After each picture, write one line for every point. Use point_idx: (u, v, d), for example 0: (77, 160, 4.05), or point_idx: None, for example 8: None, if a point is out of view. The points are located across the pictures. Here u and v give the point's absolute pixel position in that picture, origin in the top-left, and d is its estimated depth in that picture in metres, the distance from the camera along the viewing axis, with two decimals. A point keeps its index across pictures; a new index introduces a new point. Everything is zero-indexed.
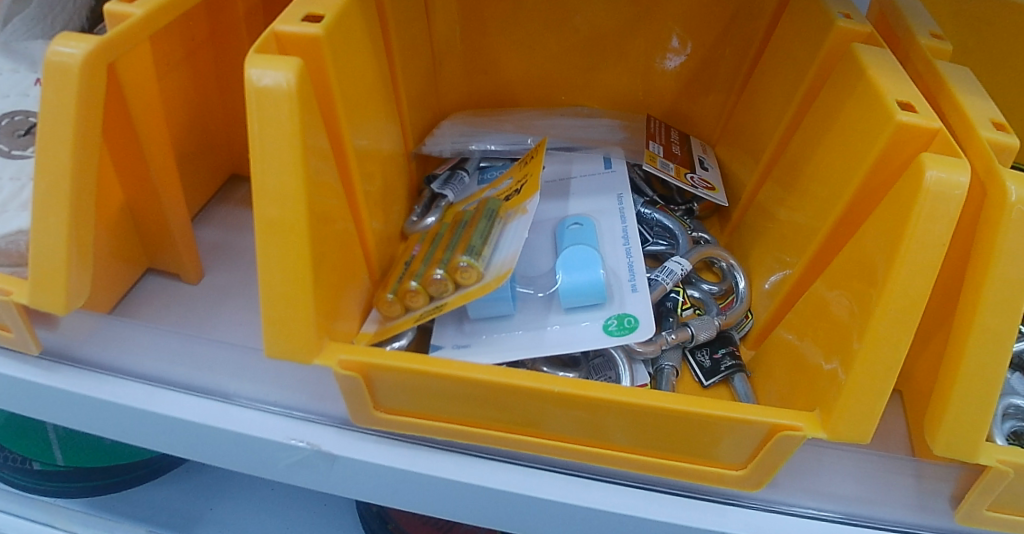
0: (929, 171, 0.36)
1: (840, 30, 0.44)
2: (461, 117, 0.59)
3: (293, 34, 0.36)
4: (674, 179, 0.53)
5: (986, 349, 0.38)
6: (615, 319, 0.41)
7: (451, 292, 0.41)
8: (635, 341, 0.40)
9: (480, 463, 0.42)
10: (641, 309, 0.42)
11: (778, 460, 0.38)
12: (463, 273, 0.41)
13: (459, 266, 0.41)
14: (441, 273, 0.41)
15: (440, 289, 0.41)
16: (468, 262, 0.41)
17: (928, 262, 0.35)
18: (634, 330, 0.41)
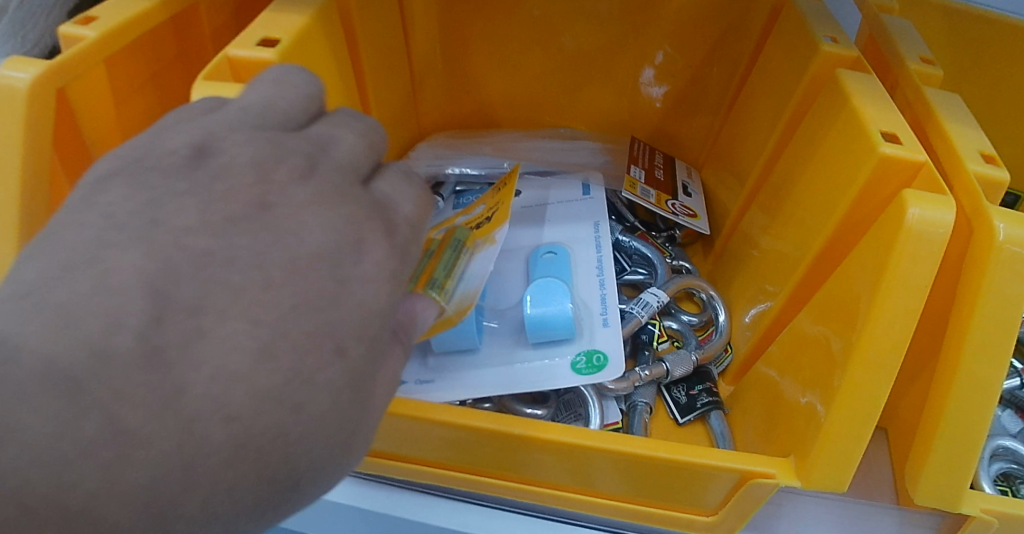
0: (912, 208, 0.34)
1: (825, 54, 0.42)
2: (439, 139, 0.58)
3: (246, 58, 0.35)
4: (655, 206, 0.51)
5: (972, 394, 0.36)
6: (584, 356, 0.40)
7: None
8: (603, 380, 0.39)
9: (446, 502, 0.41)
10: (611, 345, 0.41)
11: (751, 508, 0.37)
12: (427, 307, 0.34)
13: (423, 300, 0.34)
14: None
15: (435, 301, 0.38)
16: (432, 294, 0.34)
17: (910, 306, 0.34)
18: (603, 368, 0.39)
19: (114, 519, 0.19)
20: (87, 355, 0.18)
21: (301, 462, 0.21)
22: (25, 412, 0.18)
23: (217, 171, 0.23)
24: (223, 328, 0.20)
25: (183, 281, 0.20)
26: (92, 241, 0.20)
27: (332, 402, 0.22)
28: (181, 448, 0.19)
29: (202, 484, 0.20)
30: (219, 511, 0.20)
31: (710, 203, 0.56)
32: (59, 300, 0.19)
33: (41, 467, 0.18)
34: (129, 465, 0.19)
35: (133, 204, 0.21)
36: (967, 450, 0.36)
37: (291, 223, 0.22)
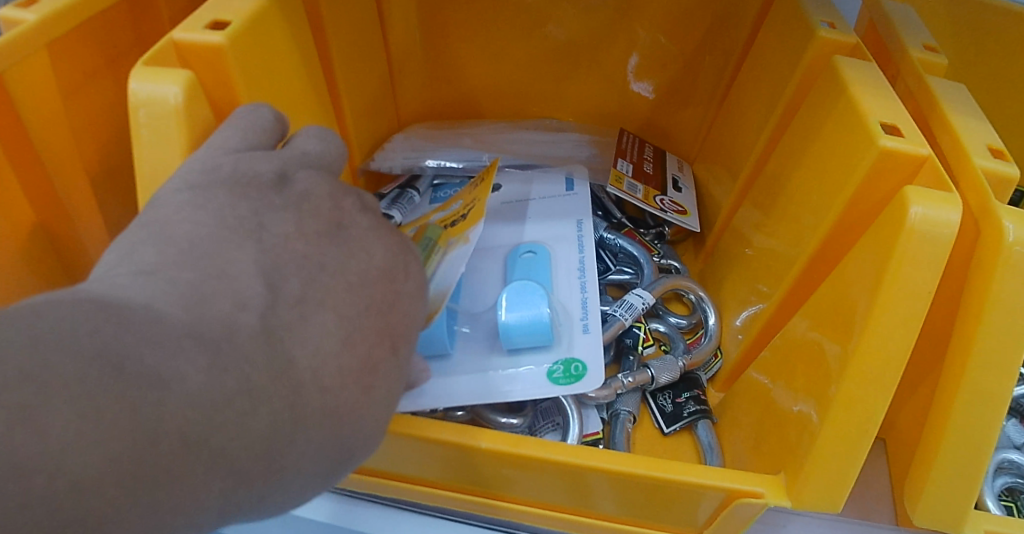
0: (914, 207, 0.31)
1: (821, 41, 0.40)
2: (417, 130, 0.55)
3: (192, 43, 0.32)
4: (642, 202, 0.49)
5: (976, 410, 0.33)
6: (560, 365, 0.38)
7: None
8: (580, 392, 0.37)
9: (412, 517, 0.39)
10: (590, 354, 0.38)
11: (737, 527, 0.35)
12: None
13: None
14: None
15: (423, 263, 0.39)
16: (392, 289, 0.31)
17: (911, 314, 0.31)
18: (580, 379, 0.37)
19: (239, 465, 0.22)
20: (223, 322, 0.23)
21: (360, 444, 0.26)
22: (181, 359, 0.21)
23: (296, 195, 0.28)
24: (320, 315, 0.25)
25: (288, 276, 0.25)
26: (210, 239, 0.25)
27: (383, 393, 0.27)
28: (291, 409, 0.23)
29: (299, 444, 0.24)
30: (302, 473, 0.24)
31: (701, 199, 0.54)
32: (195, 280, 0.23)
33: (195, 411, 0.21)
34: (257, 414, 0.22)
35: (241, 211, 0.26)
36: (972, 469, 0.34)
37: (361, 242, 0.28)
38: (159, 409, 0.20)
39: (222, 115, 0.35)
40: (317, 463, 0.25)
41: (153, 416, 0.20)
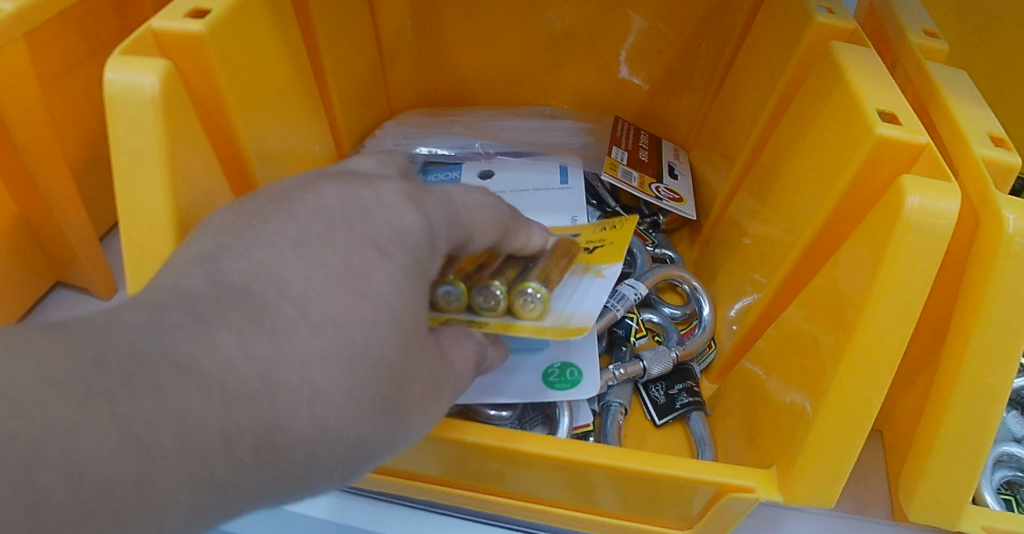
0: (910, 197, 0.30)
1: (818, 26, 0.39)
2: (410, 116, 0.54)
3: (172, 31, 0.32)
4: (636, 190, 0.48)
5: (976, 404, 0.33)
6: (556, 368, 0.37)
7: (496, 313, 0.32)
8: (575, 397, 0.36)
9: (395, 510, 0.39)
10: (586, 359, 0.38)
11: (729, 522, 0.35)
12: (489, 298, 0.32)
13: (491, 291, 0.32)
14: (499, 289, 0.32)
15: (444, 302, 0.32)
16: (500, 288, 0.32)
17: (907, 308, 0.30)
18: (577, 384, 0.37)
19: (212, 379, 0.19)
20: (161, 284, 0.21)
21: (387, 357, 0.23)
22: (123, 313, 0.20)
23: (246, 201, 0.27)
24: (266, 247, 0.22)
25: (230, 236, 0.23)
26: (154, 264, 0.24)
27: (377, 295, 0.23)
28: (259, 323, 0.20)
29: (289, 361, 0.21)
30: (300, 395, 0.21)
31: (697, 187, 0.53)
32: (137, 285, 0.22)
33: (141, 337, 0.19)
34: (219, 332, 0.20)
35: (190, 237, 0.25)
36: (969, 461, 0.33)
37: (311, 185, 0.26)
38: (101, 338, 0.18)
39: (202, 103, 0.34)
40: (342, 387, 0.21)
41: (98, 344, 0.18)
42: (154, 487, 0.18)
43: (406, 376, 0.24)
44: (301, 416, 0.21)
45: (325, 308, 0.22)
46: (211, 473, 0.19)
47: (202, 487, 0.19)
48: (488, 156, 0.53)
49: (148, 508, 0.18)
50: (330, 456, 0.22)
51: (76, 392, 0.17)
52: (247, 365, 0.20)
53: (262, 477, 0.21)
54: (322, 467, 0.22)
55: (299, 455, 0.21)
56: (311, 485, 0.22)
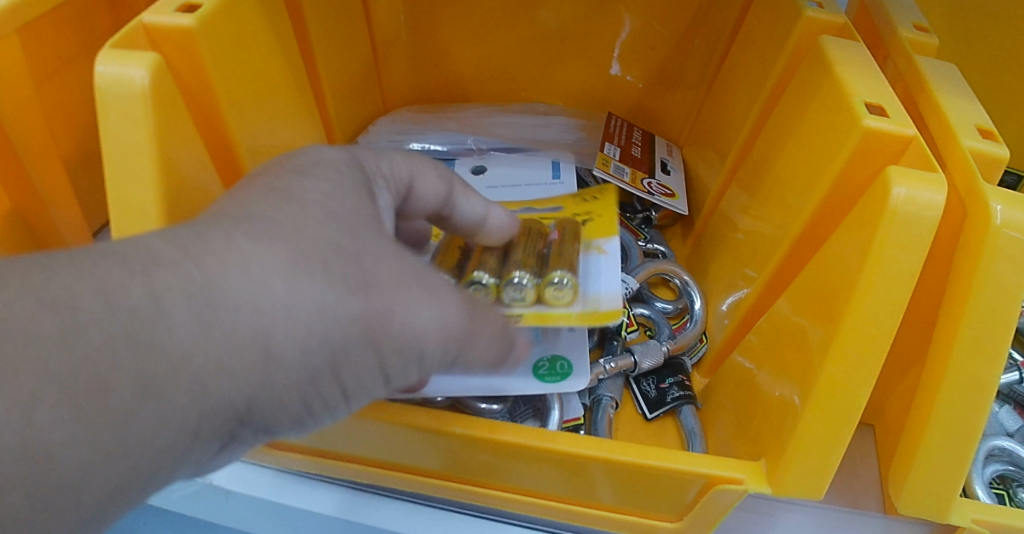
0: (897, 188, 0.30)
1: (808, 21, 0.39)
2: (404, 113, 0.54)
3: (163, 25, 0.32)
4: (629, 186, 0.48)
5: (964, 396, 0.33)
6: (546, 361, 0.37)
7: (524, 305, 0.34)
8: (565, 389, 0.36)
9: (387, 503, 0.39)
10: (577, 352, 0.37)
11: (717, 514, 0.35)
12: (513, 290, 0.33)
13: (512, 282, 0.33)
14: (520, 278, 0.33)
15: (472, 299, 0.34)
16: (522, 279, 0.33)
17: (893, 299, 0.30)
18: (566, 377, 0.36)
19: (138, 255, 0.20)
20: None
21: (325, 235, 0.23)
22: None
23: None
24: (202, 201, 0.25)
25: None
26: None
27: (302, 192, 0.24)
28: (185, 225, 0.22)
29: (216, 237, 0.21)
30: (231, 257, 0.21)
31: (690, 183, 0.53)
32: None
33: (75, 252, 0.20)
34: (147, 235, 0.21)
35: None
36: (958, 451, 0.33)
37: None
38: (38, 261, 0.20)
39: (193, 97, 0.34)
40: (279, 254, 0.22)
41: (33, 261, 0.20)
42: (83, 348, 0.18)
43: (359, 253, 0.23)
44: (238, 280, 0.21)
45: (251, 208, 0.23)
46: (146, 337, 0.19)
47: (139, 353, 0.19)
48: (481, 152, 0.53)
49: (81, 373, 0.18)
50: (288, 328, 0.21)
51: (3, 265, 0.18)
52: (174, 244, 0.21)
53: (212, 349, 0.20)
54: (281, 340, 0.21)
55: (249, 320, 0.21)
56: (279, 370, 0.22)
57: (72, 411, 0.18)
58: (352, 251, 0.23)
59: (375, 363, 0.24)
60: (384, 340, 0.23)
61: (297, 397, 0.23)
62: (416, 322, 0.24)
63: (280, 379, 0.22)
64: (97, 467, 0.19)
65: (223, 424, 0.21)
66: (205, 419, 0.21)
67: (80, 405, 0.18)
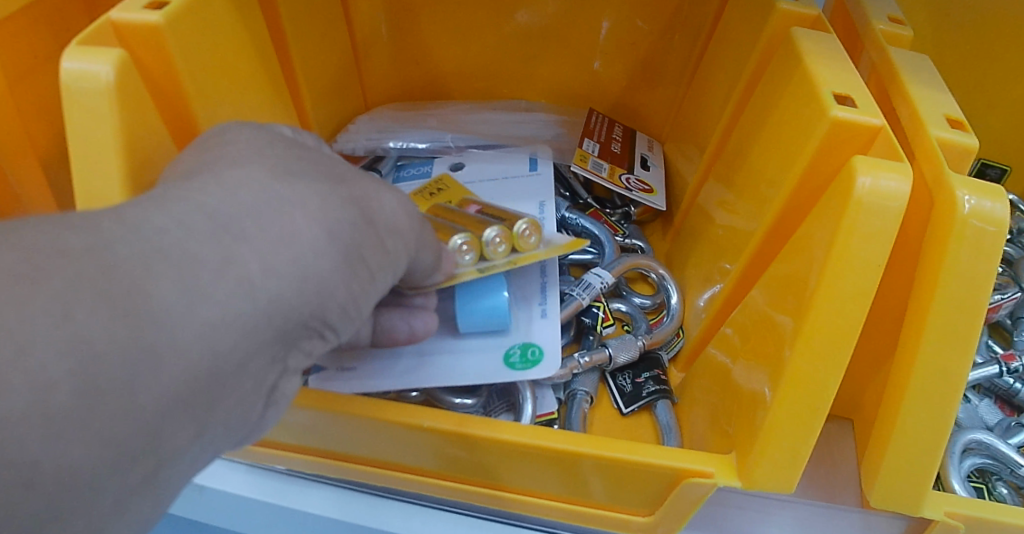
0: (860, 177, 0.30)
1: (781, 13, 0.39)
2: (383, 111, 0.54)
3: (130, 22, 0.32)
4: (605, 181, 0.49)
5: (934, 388, 0.32)
6: (518, 349, 0.38)
7: (504, 254, 0.36)
8: (534, 376, 0.37)
9: (360, 498, 0.39)
10: (547, 339, 0.38)
11: (687, 509, 0.34)
12: (492, 244, 0.36)
13: (491, 236, 0.36)
14: (498, 232, 0.36)
15: (461, 259, 0.35)
16: (499, 231, 0.36)
17: (860, 289, 0.30)
18: (537, 364, 0.37)
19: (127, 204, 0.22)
20: None
21: (288, 156, 0.27)
22: None
23: None
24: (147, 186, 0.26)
25: None
26: None
27: (235, 142, 0.27)
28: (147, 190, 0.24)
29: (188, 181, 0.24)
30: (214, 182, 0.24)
31: (670, 178, 0.53)
32: None
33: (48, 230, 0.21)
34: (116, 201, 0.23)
35: None
36: (929, 442, 0.33)
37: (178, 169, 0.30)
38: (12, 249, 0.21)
39: (161, 93, 0.34)
40: (261, 171, 0.25)
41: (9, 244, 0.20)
42: (113, 255, 0.20)
43: (321, 162, 0.27)
44: (241, 193, 0.24)
45: (214, 156, 0.26)
46: (171, 243, 0.21)
47: (169, 256, 0.21)
48: (460, 149, 0.53)
49: (115, 275, 0.19)
50: (303, 216, 0.24)
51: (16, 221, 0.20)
52: (172, 190, 0.24)
53: (242, 244, 0.22)
54: (303, 228, 0.24)
55: (266, 222, 0.23)
56: (310, 255, 0.24)
57: (113, 310, 0.19)
58: (302, 160, 0.27)
59: (382, 242, 0.27)
60: (376, 218, 0.27)
61: (333, 286, 0.25)
62: (388, 204, 0.28)
63: (311, 266, 0.24)
64: (151, 370, 0.20)
65: (270, 321, 0.23)
66: (253, 316, 0.22)
67: (119, 303, 0.19)
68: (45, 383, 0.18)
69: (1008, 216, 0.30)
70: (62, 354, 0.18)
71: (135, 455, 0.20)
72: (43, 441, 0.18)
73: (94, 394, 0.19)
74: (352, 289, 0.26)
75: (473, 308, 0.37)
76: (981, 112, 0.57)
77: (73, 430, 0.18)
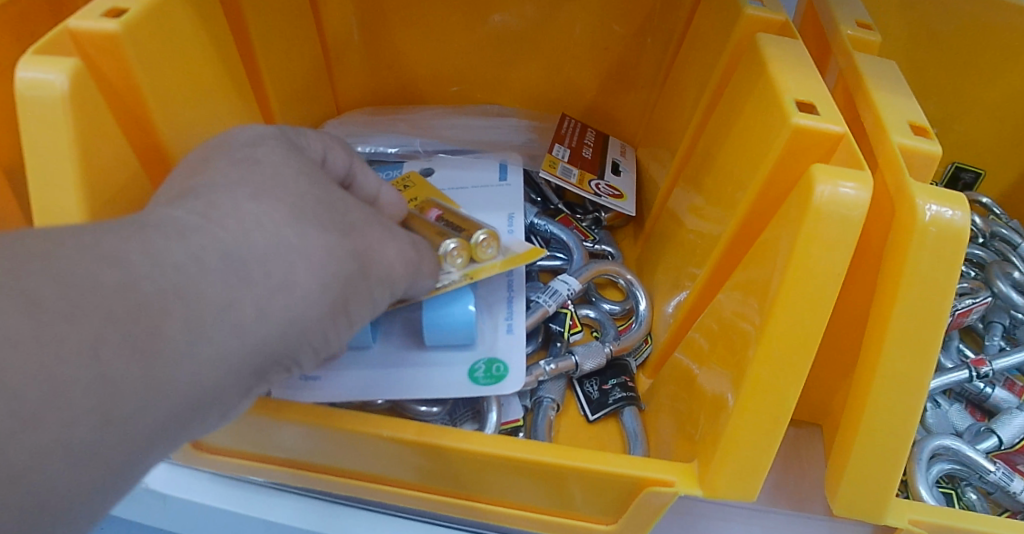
0: (819, 185, 0.30)
1: (749, 19, 0.39)
2: (356, 116, 0.54)
3: (87, 30, 0.32)
4: (575, 187, 0.49)
5: (895, 396, 0.32)
6: (482, 364, 0.37)
7: (461, 266, 0.36)
8: (499, 392, 0.37)
9: (325, 506, 0.39)
10: (513, 355, 0.38)
11: (650, 517, 0.34)
12: (449, 256, 0.36)
13: (449, 248, 0.36)
14: (456, 244, 0.36)
15: None
16: (457, 243, 0.36)
17: (819, 297, 0.30)
18: (501, 380, 0.37)
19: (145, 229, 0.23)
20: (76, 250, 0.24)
21: (308, 192, 0.27)
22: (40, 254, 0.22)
23: None
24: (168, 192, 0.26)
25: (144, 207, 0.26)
26: None
27: (263, 163, 0.28)
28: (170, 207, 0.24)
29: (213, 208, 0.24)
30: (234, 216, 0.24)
31: (643, 183, 0.53)
32: None
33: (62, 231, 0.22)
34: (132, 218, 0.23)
35: None
36: (891, 450, 0.33)
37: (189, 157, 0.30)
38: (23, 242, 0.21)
39: (121, 102, 0.34)
40: (281, 211, 0.25)
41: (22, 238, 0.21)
42: (139, 295, 0.21)
43: (336, 205, 0.28)
44: (256, 235, 0.24)
45: (234, 175, 0.27)
46: (187, 285, 0.22)
47: (186, 295, 0.22)
48: (428, 154, 0.53)
49: (140, 316, 0.21)
50: (303, 269, 0.25)
51: (49, 234, 0.21)
52: (189, 212, 0.24)
53: (247, 290, 0.23)
54: (302, 280, 0.25)
55: (272, 268, 0.24)
56: (303, 306, 0.25)
57: (133, 348, 0.20)
58: (322, 199, 0.27)
59: (369, 293, 0.28)
60: (372, 272, 0.28)
61: (315, 332, 0.26)
62: (388, 257, 0.29)
63: (301, 316, 0.25)
64: (152, 403, 0.21)
65: (253, 361, 0.24)
66: (242, 355, 0.23)
67: (139, 344, 0.21)
68: (72, 419, 0.19)
69: (968, 225, 0.30)
70: (89, 393, 0.20)
71: (127, 472, 0.22)
72: (61, 467, 0.20)
73: (107, 425, 0.20)
74: (332, 333, 0.27)
75: (439, 321, 0.36)
76: (955, 116, 0.57)
77: (87, 455, 0.20)
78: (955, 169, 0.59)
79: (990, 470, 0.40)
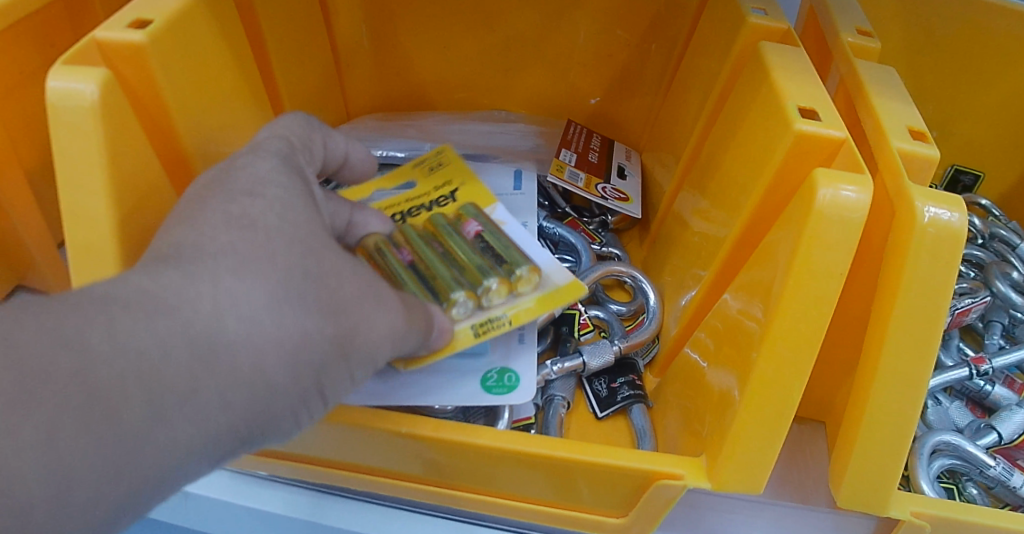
0: (822, 189, 0.31)
1: (751, 26, 0.40)
2: (367, 122, 0.55)
3: (113, 42, 0.33)
4: (582, 190, 0.50)
5: (896, 392, 0.33)
6: (494, 373, 0.38)
7: (501, 300, 0.37)
8: (509, 401, 0.38)
9: (343, 502, 0.40)
10: (524, 365, 0.39)
11: (659, 509, 0.35)
12: (489, 294, 0.37)
13: (489, 287, 0.37)
14: (497, 283, 0.37)
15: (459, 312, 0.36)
16: (497, 283, 0.37)
17: (822, 296, 0.31)
18: (512, 389, 0.38)
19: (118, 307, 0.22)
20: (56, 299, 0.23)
21: (296, 262, 0.26)
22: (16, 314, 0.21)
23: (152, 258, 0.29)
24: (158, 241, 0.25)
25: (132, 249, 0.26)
26: None
27: (263, 223, 0.26)
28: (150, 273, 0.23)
29: (193, 280, 0.23)
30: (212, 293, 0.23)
31: (648, 186, 0.54)
32: None
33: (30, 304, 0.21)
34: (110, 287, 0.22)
35: None
36: (892, 444, 0.34)
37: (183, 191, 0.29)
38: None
39: (145, 110, 0.35)
40: (260, 288, 0.24)
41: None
42: (96, 381, 0.20)
43: (325, 280, 0.26)
44: (229, 314, 0.23)
45: (223, 235, 0.25)
46: (149, 370, 0.21)
47: (146, 385, 0.21)
48: None
49: (96, 405, 0.20)
50: (274, 354, 0.24)
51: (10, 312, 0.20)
52: (168, 284, 0.23)
53: (212, 378, 0.22)
54: (271, 366, 0.24)
55: (243, 355, 0.23)
56: (270, 392, 0.24)
57: (92, 434, 0.20)
58: (312, 272, 0.26)
59: (352, 372, 0.27)
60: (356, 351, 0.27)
61: (285, 415, 0.25)
62: (376, 334, 0.27)
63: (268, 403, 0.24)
64: (108, 489, 0.21)
65: (215, 446, 0.23)
66: (202, 442, 0.23)
67: (98, 432, 0.20)
68: (30, 503, 0.19)
69: (965, 226, 0.31)
70: (46, 479, 0.19)
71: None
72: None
73: (67, 506, 0.20)
74: (304, 413, 0.26)
75: None
76: (954, 119, 0.59)
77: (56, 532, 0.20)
78: (954, 170, 0.60)
79: (990, 465, 0.41)
